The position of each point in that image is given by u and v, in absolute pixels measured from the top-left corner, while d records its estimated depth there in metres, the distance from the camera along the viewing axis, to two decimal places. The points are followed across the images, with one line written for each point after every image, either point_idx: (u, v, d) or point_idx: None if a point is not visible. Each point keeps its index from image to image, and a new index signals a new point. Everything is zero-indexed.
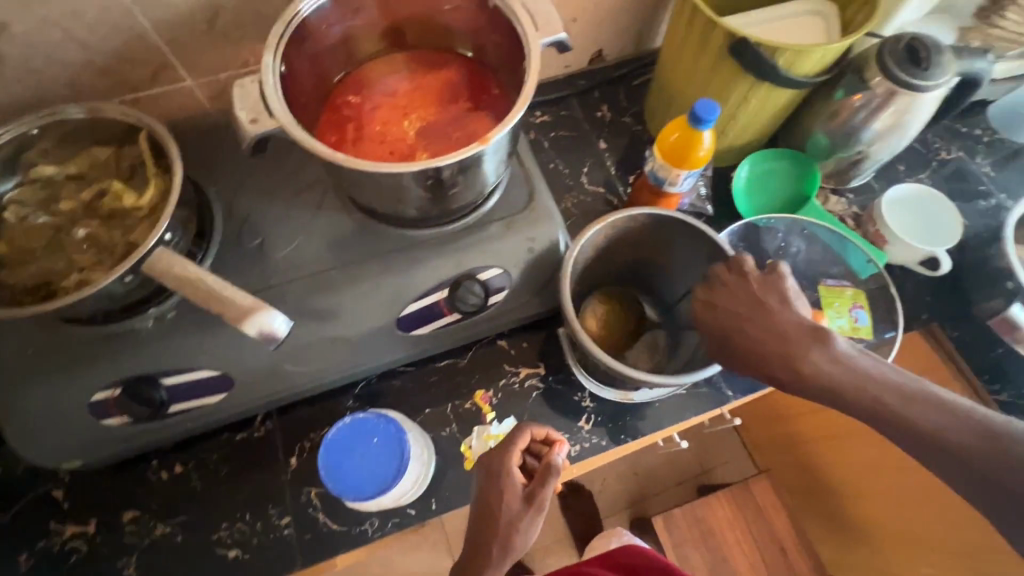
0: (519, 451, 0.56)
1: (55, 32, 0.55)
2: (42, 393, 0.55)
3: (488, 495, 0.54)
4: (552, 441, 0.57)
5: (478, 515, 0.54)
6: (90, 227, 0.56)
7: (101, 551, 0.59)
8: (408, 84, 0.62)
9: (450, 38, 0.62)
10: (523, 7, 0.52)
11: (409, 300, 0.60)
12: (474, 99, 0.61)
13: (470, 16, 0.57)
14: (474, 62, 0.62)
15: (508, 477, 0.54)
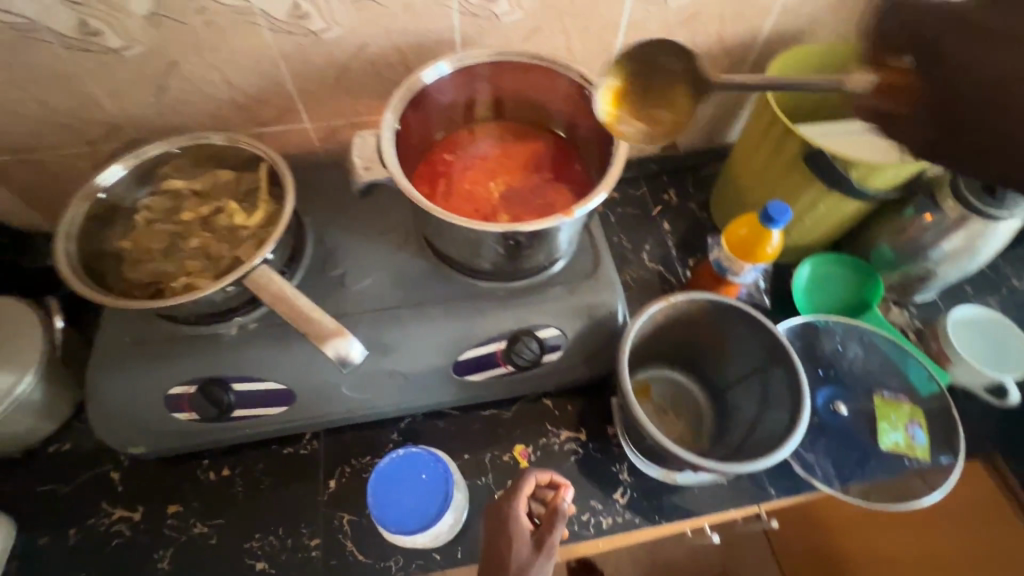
0: (526, 497, 0.54)
1: (213, 73, 0.65)
2: (125, 378, 0.59)
3: (498, 544, 0.52)
4: (557, 485, 0.56)
5: (487, 566, 0.51)
6: (203, 238, 0.63)
7: (141, 539, 0.62)
8: (499, 151, 0.68)
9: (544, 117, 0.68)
10: (617, 102, 0.58)
11: (469, 347, 0.63)
12: (557, 173, 0.66)
13: (567, 101, 0.64)
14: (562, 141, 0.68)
15: (515, 521, 0.52)
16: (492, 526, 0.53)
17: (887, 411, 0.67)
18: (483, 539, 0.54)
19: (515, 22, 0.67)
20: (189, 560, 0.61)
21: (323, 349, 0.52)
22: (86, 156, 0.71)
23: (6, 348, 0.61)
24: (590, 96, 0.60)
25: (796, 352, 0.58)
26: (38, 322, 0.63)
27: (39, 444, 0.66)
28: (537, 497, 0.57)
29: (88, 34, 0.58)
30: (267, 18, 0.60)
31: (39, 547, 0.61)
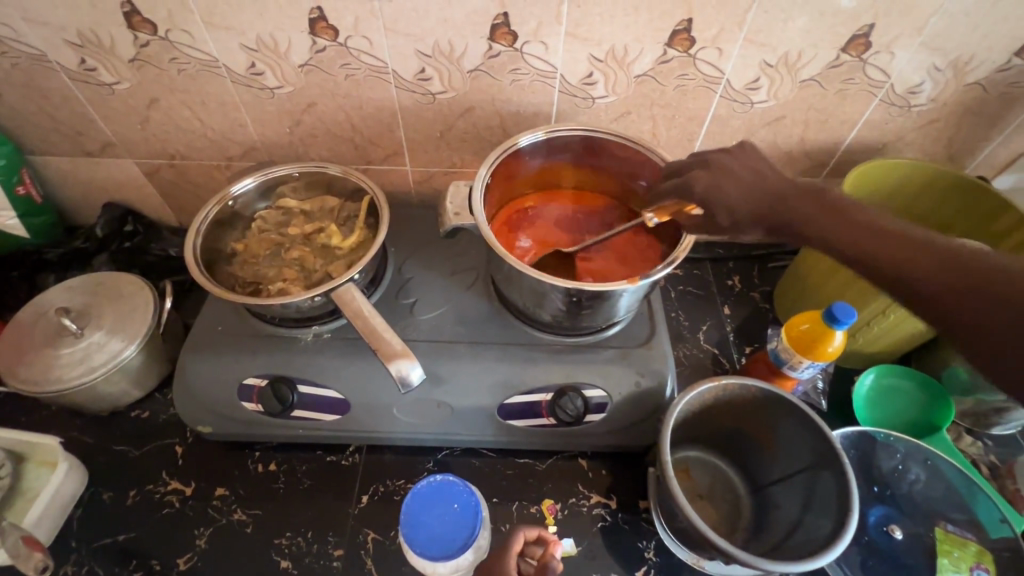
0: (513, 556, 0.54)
1: (341, 115, 0.75)
2: (210, 363, 0.66)
3: None
4: (547, 541, 0.56)
5: None
6: (302, 252, 0.71)
7: (186, 513, 0.66)
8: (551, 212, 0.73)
9: (627, 188, 0.72)
10: None
11: (517, 392, 0.66)
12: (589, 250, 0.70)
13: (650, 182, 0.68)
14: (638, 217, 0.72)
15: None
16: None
17: (948, 547, 0.62)
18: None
19: (608, 104, 0.73)
20: (224, 543, 0.64)
21: (389, 367, 0.56)
22: (222, 169, 0.83)
23: (122, 317, 0.70)
24: None
25: (849, 459, 0.56)
26: (151, 301, 0.72)
27: (124, 407, 0.74)
28: (525, 554, 0.56)
29: (253, 73, 0.70)
30: (396, 77, 0.70)
31: (102, 501, 0.67)
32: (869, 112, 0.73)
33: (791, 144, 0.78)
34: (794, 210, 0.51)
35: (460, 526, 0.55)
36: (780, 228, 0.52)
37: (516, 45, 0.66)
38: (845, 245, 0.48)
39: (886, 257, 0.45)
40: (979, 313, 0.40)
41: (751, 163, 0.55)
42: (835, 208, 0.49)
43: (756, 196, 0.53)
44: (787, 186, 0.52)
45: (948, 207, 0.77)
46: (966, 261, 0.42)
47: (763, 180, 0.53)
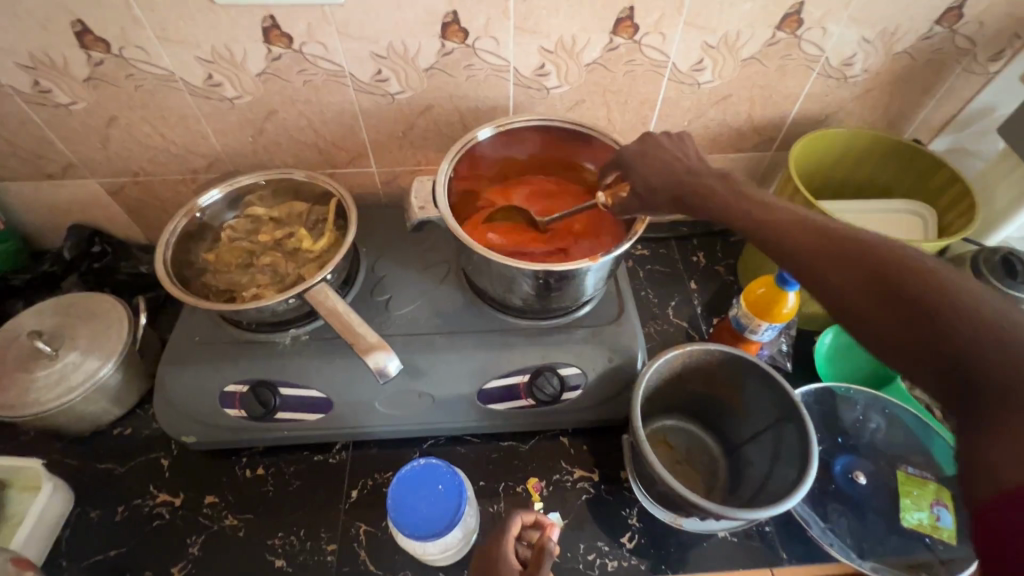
0: (512, 539, 0.56)
1: (303, 121, 0.76)
2: (189, 373, 0.67)
3: None
4: (542, 525, 0.58)
5: None
6: (274, 258, 0.72)
7: (177, 523, 0.67)
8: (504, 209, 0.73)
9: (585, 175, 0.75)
10: None
11: (495, 376, 0.68)
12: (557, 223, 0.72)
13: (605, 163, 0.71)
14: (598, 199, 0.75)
15: (503, 563, 0.54)
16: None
17: (910, 487, 0.66)
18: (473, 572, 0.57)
19: (562, 94, 0.76)
20: (216, 549, 0.65)
21: (367, 361, 0.58)
22: (188, 182, 0.84)
23: (96, 337, 0.70)
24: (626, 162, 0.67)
25: (808, 411, 0.59)
26: (124, 319, 0.72)
27: (106, 425, 0.74)
28: (525, 540, 0.58)
29: (211, 85, 0.71)
30: (354, 80, 0.71)
31: (91, 519, 0.67)
32: (809, 86, 0.77)
33: (739, 121, 0.82)
34: (714, 198, 0.54)
35: (447, 506, 0.57)
36: (684, 209, 0.56)
37: (467, 42, 0.68)
38: (770, 236, 0.48)
39: (820, 254, 0.44)
40: (888, 301, 0.39)
41: (666, 151, 0.60)
42: (750, 201, 0.51)
43: (673, 179, 0.58)
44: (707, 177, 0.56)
45: (889, 171, 0.81)
46: (899, 268, 0.40)
47: (678, 170, 0.58)
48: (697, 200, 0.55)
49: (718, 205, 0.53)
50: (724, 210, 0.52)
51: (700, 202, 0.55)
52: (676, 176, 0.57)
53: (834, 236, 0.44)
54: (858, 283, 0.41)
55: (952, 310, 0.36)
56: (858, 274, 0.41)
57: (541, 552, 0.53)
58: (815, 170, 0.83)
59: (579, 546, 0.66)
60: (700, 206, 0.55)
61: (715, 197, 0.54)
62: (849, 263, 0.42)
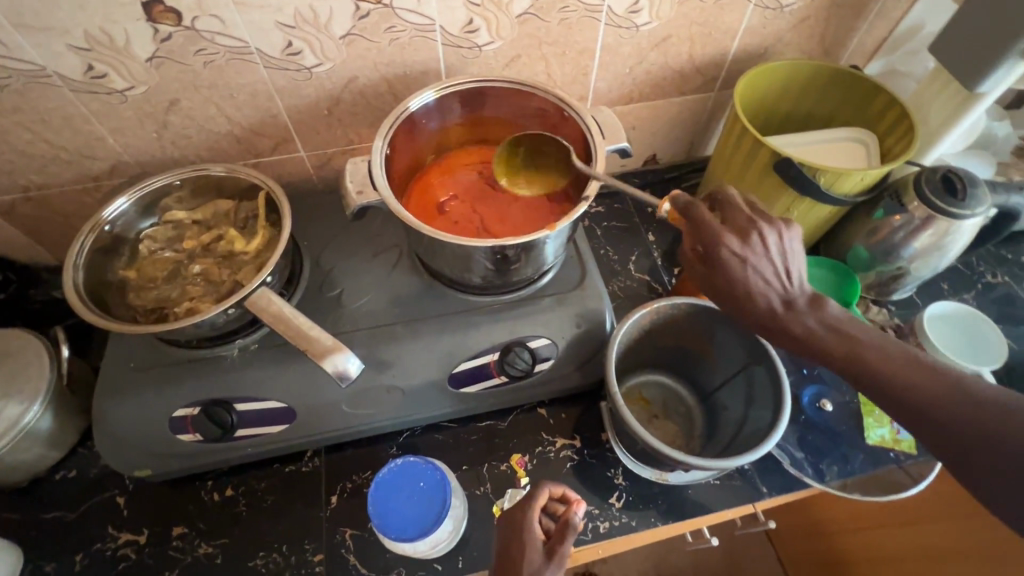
0: (537, 508, 0.55)
1: (212, 109, 0.68)
2: (130, 404, 0.61)
3: (510, 552, 0.52)
4: (569, 499, 0.57)
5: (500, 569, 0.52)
6: (204, 264, 0.66)
7: (146, 562, 0.62)
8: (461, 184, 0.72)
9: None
10: (594, 119, 0.61)
11: (464, 359, 0.65)
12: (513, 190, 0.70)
13: (547, 121, 0.67)
14: None
15: (528, 530, 0.53)
16: (504, 546, 0.53)
17: (871, 407, 0.70)
18: (497, 544, 0.55)
19: (496, 50, 0.71)
20: None
21: (324, 367, 0.54)
22: (91, 191, 0.74)
23: (15, 377, 0.63)
24: (569, 118, 0.63)
25: (776, 351, 0.60)
26: (44, 353, 0.65)
27: (46, 471, 0.67)
28: (550, 512, 0.57)
29: (93, 77, 0.61)
30: (262, 56, 0.64)
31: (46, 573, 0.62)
32: (746, 20, 0.75)
33: (681, 63, 0.79)
34: (798, 322, 0.51)
35: (432, 499, 0.56)
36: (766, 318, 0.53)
37: (384, 1, 0.62)
38: (869, 372, 0.48)
39: (927, 396, 0.45)
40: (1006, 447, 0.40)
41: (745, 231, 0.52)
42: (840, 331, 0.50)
43: (758, 311, 0.53)
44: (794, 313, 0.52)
45: (829, 100, 0.81)
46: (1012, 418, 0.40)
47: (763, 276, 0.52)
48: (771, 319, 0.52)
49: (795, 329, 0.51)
50: (809, 339, 0.51)
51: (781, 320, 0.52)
52: (757, 273, 0.52)
53: (944, 382, 0.45)
54: (971, 423, 0.42)
55: None
56: (961, 406, 0.43)
57: (563, 525, 0.52)
58: (758, 108, 0.82)
59: None
60: (775, 327, 0.52)
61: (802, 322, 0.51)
62: (960, 409, 0.43)
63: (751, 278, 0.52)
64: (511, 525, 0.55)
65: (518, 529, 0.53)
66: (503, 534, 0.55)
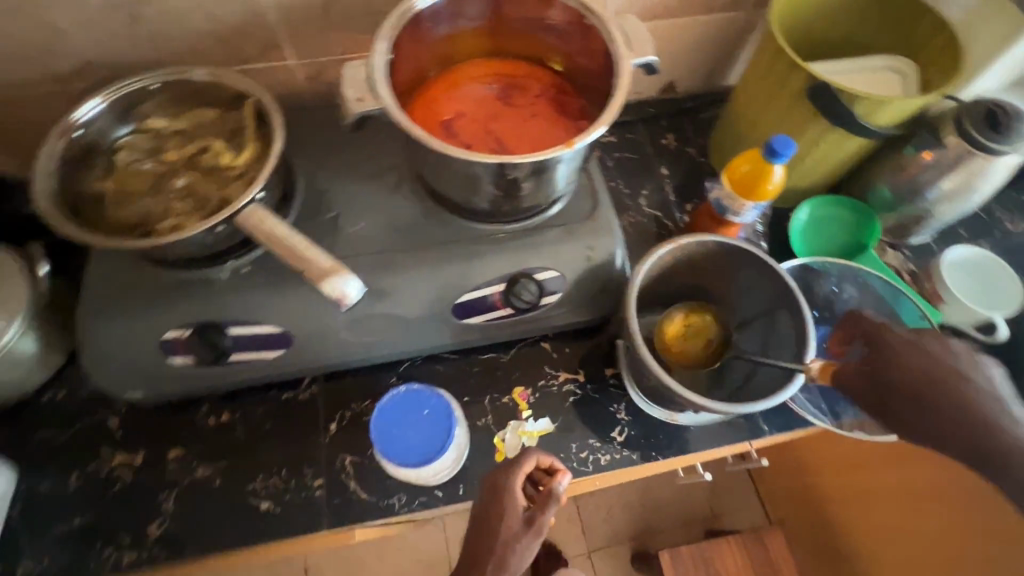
0: (522, 475, 0.57)
1: (190, 1, 0.61)
2: (116, 325, 0.58)
3: (489, 515, 0.55)
4: (555, 471, 0.58)
5: (476, 527, 0.55)
6: (189, 178, 0.60)
7: (143, 482, 0.62)
8: (472, 97, 0.65)
9: (548, 50, 0.65)
10: (619, 29, 0.55)
11: (467, 290, 0.63)
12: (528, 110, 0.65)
13: (565, 33, 0.61)
14: (562, 80, 0.66)
15: (509, 498, 0.55)
16: (484, 511, 0.56)
17: None
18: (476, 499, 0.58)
19: None
20: (193, 500, 0.61)
21: (322, 291, 0.50)
22: (60, 95, 0.68)
23: None
24: (591, 26, 0.57)
25: (803, 296, 0.58)
26: (19, 272, 0.61)
27: (34, 392, 0.65)
28: (533, 479, 0.58)
29: None
30: None
31: (40, 492, 0.61)
32: None
33: None
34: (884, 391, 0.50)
35: (439, 429, 0.56)
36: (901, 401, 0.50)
37: None
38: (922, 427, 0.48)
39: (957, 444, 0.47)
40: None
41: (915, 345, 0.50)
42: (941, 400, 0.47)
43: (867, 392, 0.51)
44: (943, 356, 0.49)
45: (868, 24, 0.74)
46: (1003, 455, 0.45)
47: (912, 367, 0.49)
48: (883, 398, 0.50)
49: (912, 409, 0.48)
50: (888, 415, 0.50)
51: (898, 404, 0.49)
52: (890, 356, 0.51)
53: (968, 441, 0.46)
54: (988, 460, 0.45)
55: None
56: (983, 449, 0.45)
57: (547, 498, 0.54)
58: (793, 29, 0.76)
59: (571, 446, 0.66)
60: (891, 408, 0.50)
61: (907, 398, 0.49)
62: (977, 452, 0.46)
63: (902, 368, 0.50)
64: (490, 491, 0.56)
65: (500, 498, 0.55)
66: (484, 495, 0.57)
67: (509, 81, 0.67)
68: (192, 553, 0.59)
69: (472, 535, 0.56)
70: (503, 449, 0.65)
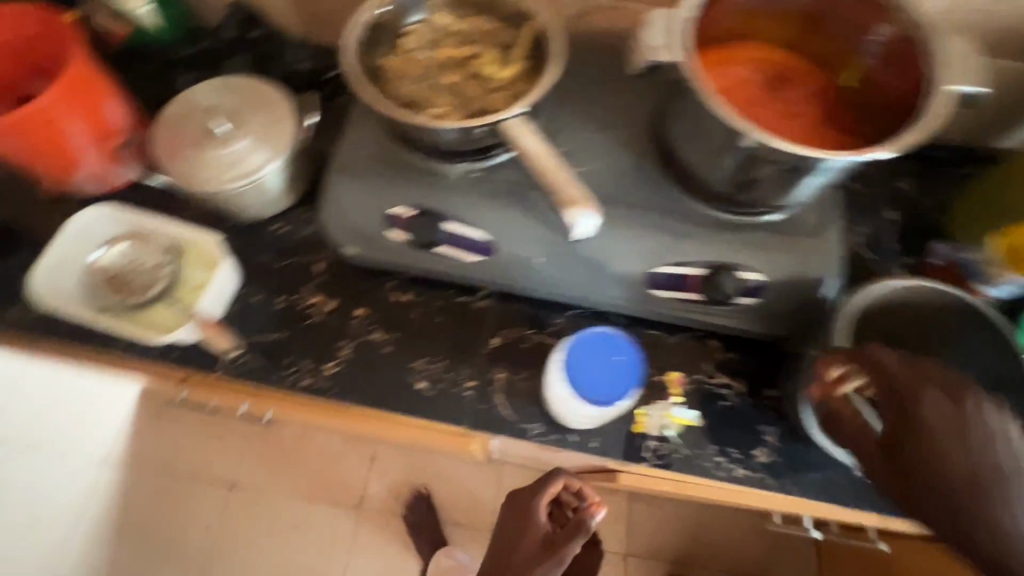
0: (548, 494, 0.71)
1: None
2: (360, 186, 0.65)
3: (509, 521, 0.71)
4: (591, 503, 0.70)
5: (504, 542, 0.69)
6: (457, 78, 0.65)
7: (329, 326, 0.69)
8: (749, 76, 0.63)
9: (843, 51, 0.61)
10: (947, 49, 0.51)
11: (668, 262, 0.62)
12: (803, 111, 0.61)
13: (885, 45, 0.57)
14: (848, 92, 0.62)
15: (535, 505, 0.71)
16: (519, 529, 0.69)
17: None
18: (507, 513, 0.73)
19: None
20: (365, 357, 0.68)
21: (568, 217, 0.53)
22: None
23: (266, 126, 0.69)
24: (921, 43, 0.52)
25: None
26: (291, 117, 0.70)
27: (265, 219, 0.75)
28: (561, 502, 0.73)
29: None
30: None
31: (253, 301, 0.71)
32: None
33: None
34: (935, 461, 0.44)
35: (621, 376, 0.60)
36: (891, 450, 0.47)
37: None
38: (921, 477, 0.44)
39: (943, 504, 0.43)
40: None
41: (963, 422, 0.44)
42: (942, 463, 0.44)
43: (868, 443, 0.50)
44: (937, 410, 0.45)
45: None
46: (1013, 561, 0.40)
47: (965, 455, 0.43)
48: (903, 470, 0.46)
49: (948, 464, 0.43)
50: (912, 480, 0.45)
51: (916, 463, 0.45)
52: (947, 418, 0.45)
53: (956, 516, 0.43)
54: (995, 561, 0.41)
55: None
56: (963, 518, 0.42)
57: (575, 525, 0.65)
58: None
59: (710, 446, 0.64)
60: (908, 464, 0.45)
61: (946, 467, 0.43)
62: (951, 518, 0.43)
63: (936, 448, 0.44)
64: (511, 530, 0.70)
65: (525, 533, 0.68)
66: (511, 512, 0.72)
67: (791, 75, 0.63)
68: (355, 401, 0.66)
69: (498, 551, 0.69)
70: (642, 423, 0.65)
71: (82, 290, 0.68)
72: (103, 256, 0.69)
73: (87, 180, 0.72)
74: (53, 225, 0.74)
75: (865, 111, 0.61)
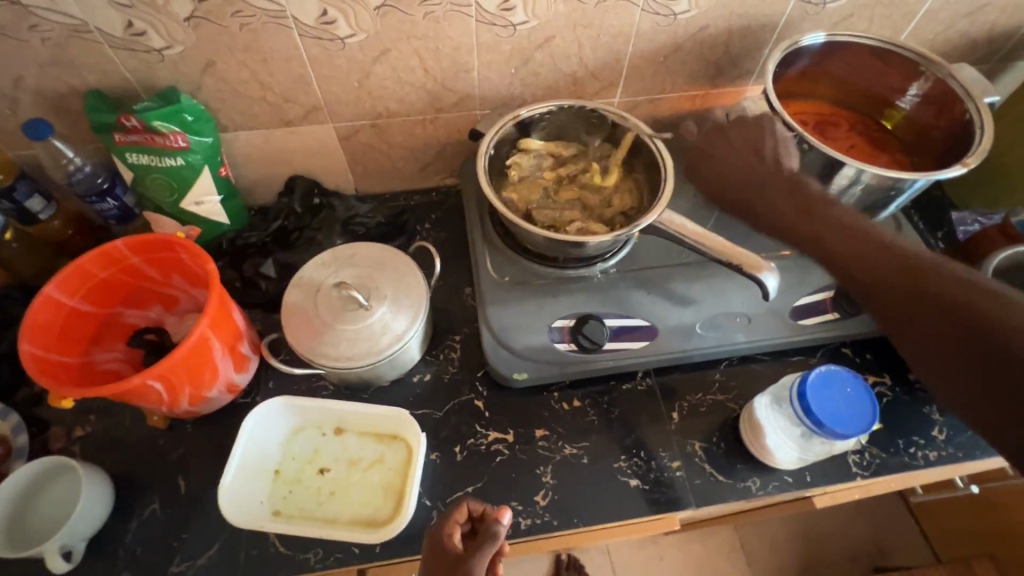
0: (454, 524, 0.57)
1: (574, 50, 0.73)
2: (522, 311, 0.69)
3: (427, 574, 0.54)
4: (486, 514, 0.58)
5: None
6: (574, 191, 0.72)
7: (522, 458, 0.68)
8: (807, 122, 0.78)
9: (867, 101, 0.79)
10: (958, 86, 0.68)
11: (804, 292, 0.72)
12: (852, 145, 0.78)
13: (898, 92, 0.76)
14: (874, 128, 0.80)
15: (435, 544, 0.56)
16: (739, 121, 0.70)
17: None
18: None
19: (835, 9, 0.74)
20: (569, 475, 0.68)
21: (758, 278, 0.61)
22: (428, 123, 0.80)
23: (398, 284, 0.70)
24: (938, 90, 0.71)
25: None
26: (416, 269, 0.71)
27: (406, 373, 0.73)
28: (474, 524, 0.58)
29: (503, 9, 0.66)
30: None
31: (433, 461, 0.68)
32: None
33: (979, 35, 0.80)
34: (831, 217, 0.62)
35: (860, 402, 0.61)
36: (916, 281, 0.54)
37: None
38: (860, 275, 0.58)
39: (868, 265, 0.58)
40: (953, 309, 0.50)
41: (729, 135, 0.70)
42: (846, 233, 0.61)
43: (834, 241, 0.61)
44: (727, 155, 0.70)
45: None
46: (937, 293, 0.52)
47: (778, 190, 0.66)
48: (912, 293, 0.53)
49: (838, 230, 0.61)
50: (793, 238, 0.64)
51: (866, 259, 0.58)
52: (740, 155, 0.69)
53: (889, 259, 0.57)
54: (895, 269, 0.56)
55: (939, 289, 0.52)
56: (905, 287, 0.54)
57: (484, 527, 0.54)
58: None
59: (898, 442, 0.70)
60: (855, 266, 0.58)
61: (833, 235, 0.61)
62: (900, 289, 0.55)
63: (850, 247, 0.60)
64: (698, 149, 0.73)
65: (934, 304, 0.52)
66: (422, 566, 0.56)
67: (832, 119, 0.80)
68: (581, 522, 0.65)
69: (956, 358, 0.49)
70: (836, 450, 0.66)
71: (266, 496, 0.65)
72: (289, 452, 0.67)
73: (217, 397, 0.66)
74: (180, 459, 0.67)
75: (892, 142, 0.79)
